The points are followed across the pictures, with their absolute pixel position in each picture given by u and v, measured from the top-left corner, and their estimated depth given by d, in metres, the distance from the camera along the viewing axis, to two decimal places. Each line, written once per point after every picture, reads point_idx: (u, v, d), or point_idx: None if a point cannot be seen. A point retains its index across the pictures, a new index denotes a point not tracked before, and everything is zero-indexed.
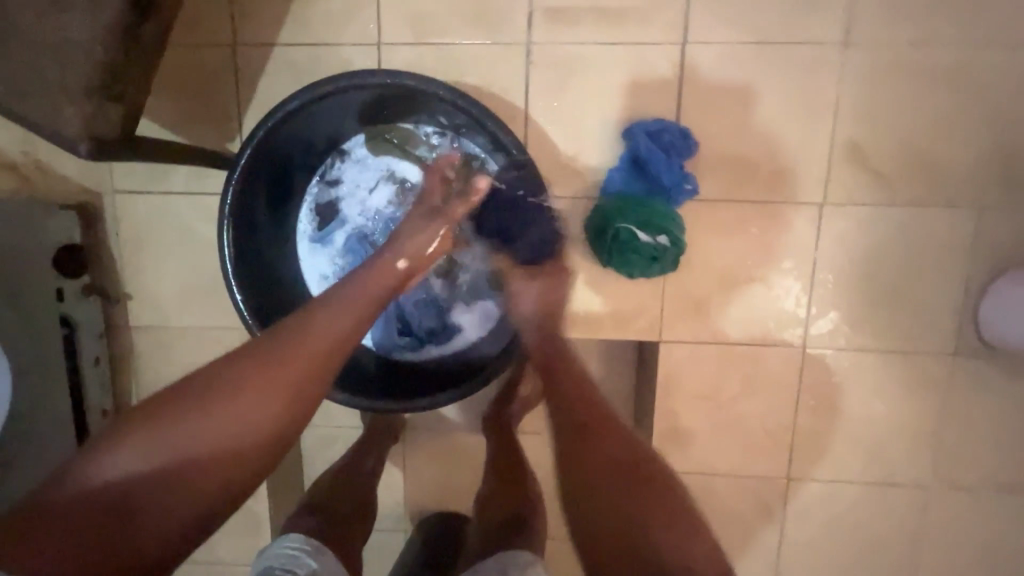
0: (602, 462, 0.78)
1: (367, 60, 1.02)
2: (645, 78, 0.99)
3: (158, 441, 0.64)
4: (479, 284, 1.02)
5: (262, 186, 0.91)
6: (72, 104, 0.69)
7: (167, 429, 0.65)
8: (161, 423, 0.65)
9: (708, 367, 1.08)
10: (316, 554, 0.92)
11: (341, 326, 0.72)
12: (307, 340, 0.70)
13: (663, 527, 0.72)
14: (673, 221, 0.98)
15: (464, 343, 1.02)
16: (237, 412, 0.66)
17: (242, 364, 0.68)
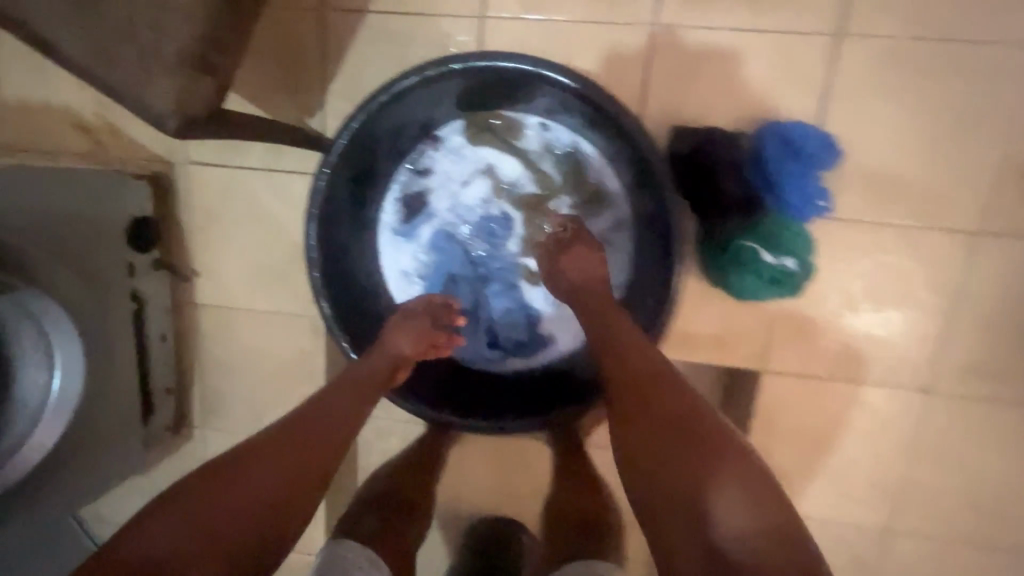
0: (665, 419, 0.66)
1: (465, 33, 0.91)
2: (784, 72, 0.86)
3: (201, 507, 0.64)
4: None
5: (350, 171, 0.83)
6: (165, 74, 0.61)
7: (190, 501, 0.64)
8: (190, 493, 0.65)
9: (813, 402, 0.97)
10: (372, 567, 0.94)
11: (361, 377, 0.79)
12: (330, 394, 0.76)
13: (731, 500, 0.61)
14: (803, 242, 0.85)
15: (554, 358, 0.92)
16: (272, 470, 0.68)
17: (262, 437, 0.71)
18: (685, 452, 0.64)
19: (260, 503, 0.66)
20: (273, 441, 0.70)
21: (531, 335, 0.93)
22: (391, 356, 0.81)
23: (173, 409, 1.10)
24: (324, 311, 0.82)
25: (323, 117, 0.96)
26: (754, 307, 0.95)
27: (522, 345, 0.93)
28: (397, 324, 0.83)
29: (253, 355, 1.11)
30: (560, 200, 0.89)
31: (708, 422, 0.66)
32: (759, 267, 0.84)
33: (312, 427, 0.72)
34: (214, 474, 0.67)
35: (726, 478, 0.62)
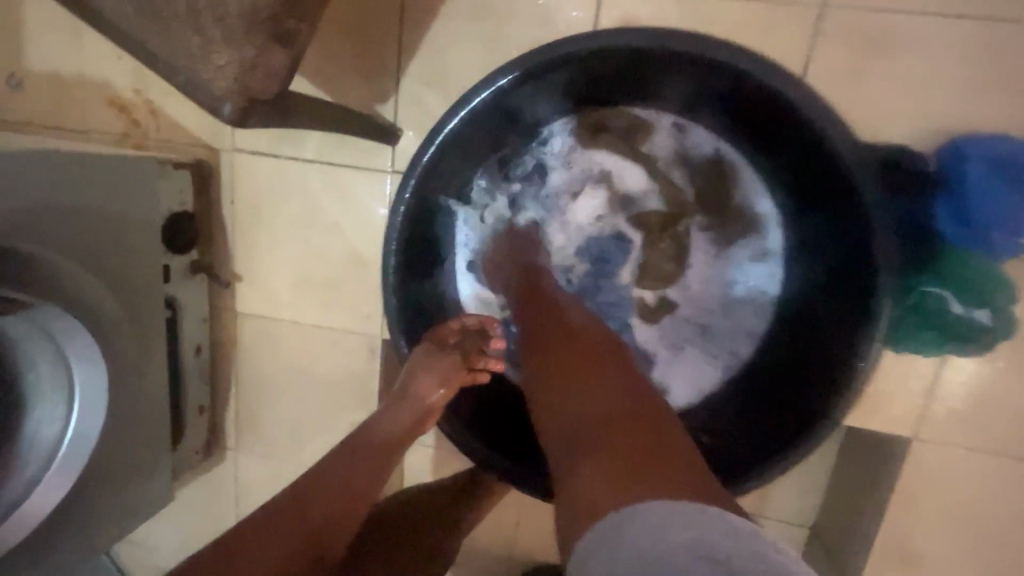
0: (539, 342, 0.61)
1: (579, 8, 0.74)
2: (994, 71, 0.67)
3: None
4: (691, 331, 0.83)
5: (449, 167, 0.74)
6: (226, 43, 0.46)
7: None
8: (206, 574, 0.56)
9: (973, 480, 0.79)
10: None
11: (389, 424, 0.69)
12: (354, 445, 0.67)
13: (585, 397, 0.52)
14: (1005, 289, 0.67)
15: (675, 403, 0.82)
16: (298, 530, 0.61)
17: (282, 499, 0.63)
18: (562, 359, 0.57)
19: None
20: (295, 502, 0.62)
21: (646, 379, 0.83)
22: (415, 408, 0.69)
23: (204, 430, 0.97)
24: (394, 320, 0.74)
25: (397, 105, 0.81)
26: (913, 362, 0.77)
27: None
28: (421, 364, 0.70)
29: (297, 375, 0.97)
30: (689, 218, 0.81)
31: (582, 336, 0.60)
32: (944, 322, 0.68)
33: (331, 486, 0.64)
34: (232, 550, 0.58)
35: (590, 379, 0.53)
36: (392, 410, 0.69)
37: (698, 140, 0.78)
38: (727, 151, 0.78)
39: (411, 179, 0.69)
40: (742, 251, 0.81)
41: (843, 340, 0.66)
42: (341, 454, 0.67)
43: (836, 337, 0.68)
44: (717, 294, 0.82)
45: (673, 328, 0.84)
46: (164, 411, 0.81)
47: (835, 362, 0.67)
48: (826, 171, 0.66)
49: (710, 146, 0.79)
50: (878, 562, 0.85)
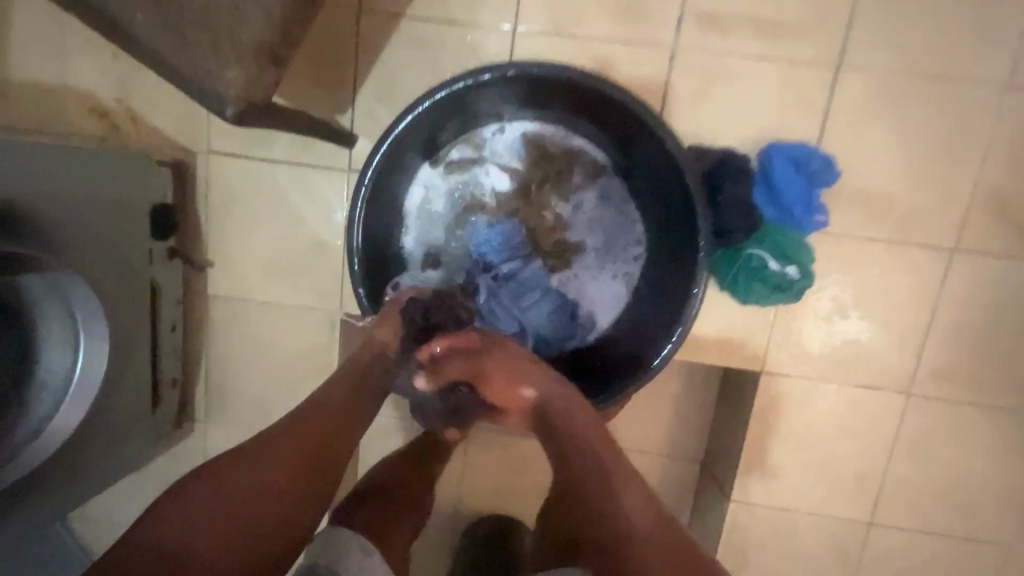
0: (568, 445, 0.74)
1: (499, 44, 0.96)
2: (792, 98, 0.94)
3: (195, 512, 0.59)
4: (597, 268, 1.02)
5: (393, 170, 0.92)
6: (235, 63, 0.63)
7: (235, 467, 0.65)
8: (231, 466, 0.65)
9: (805, 402, 1.05)
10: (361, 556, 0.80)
11: (351, 384, 0.77)
12: (320, 402, 0.73)
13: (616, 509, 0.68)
14: (805, 252, 0.92)
15: (605, 319, 1.01)
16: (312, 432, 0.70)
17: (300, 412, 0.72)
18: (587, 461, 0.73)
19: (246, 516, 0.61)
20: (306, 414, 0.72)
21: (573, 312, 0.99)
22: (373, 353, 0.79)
23: (176, 402, 1.08)
24: (359, 294, 0.89)
25: (353, 115, 0.99)
26: (757, 311, 1.02)
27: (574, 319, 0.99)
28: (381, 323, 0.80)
29: (265, 349, 1.10)
30: (545, 183, 1.01)
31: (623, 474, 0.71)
32: (766, 275, 0.92)
33: (302, 433, 0.69)
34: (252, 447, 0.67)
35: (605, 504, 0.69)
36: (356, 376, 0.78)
37: (520, 123, 0.99)
38: (535, 129, 0.99)
39: (366, 179, 0.86)
40: (597, 202, 1.01)
41: (682, 263, 0.91)
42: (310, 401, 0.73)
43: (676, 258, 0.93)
44: (596, 237, 1.01)
45: (578, 285, 1.02)
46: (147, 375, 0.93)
47: (674, 275, 0.93)
48: (644, 143, 0.90)
49: (526, 132, 0.99)
50: (744, 473, 1.08)
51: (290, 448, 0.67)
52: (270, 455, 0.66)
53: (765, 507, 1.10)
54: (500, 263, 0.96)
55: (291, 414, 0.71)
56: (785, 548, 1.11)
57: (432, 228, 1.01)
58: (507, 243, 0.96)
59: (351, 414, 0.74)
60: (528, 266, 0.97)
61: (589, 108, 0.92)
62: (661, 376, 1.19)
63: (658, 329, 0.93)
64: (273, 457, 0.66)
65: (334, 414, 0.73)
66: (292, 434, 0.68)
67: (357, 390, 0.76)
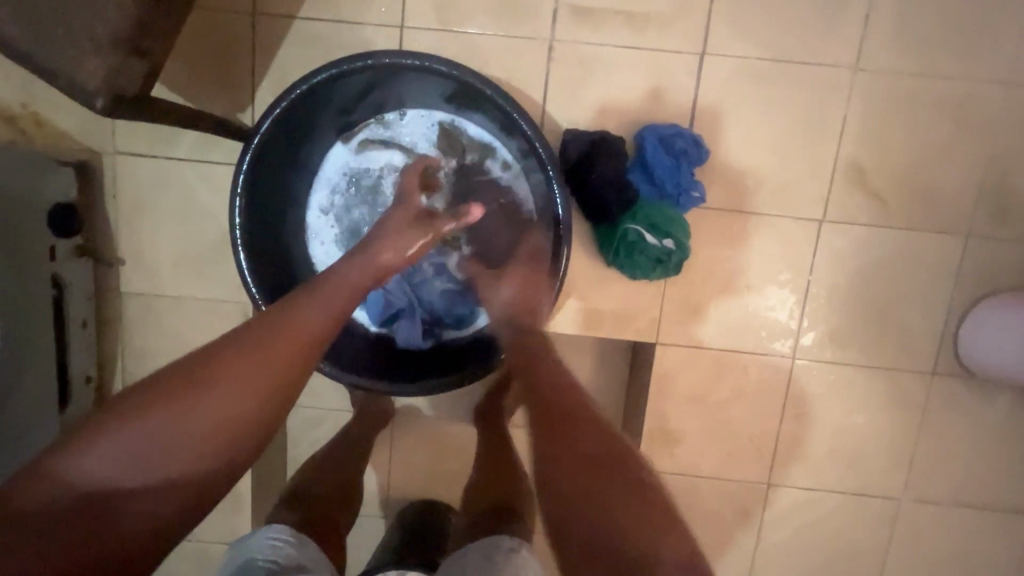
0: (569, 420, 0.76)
1: (389, 41, 1.01)
2: (664, 84, 1.01)
3: (132, 442, 0.57)
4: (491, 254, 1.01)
5: (279, 159, 0.92)
6: (94, 55, 0.66)
7: (191, 383, 0.59)
8: (190, 373, 0.60)
9: (700, 369, 1.11)
10: (300, 546, 0.85)
11: (245, 389, 0.61)
12: (289, 314, 0.65)
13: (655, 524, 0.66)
14: (681, 225, 0.99)
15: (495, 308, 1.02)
16: (280, 342, 0.63)
17: (269, 316, 0.65)
18: (604, 471, 0.70)
19: (205, 444, 0.59)
20: (271, 325, 0.64)
21: (464, 300, 1.02)
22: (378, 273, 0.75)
23: (91, 400, 1.10)
24: (246, 281, 0.89)
25: (254, 111, 1.03)
26: (648, 285, 1.08)
27: (460, 309, 1.02)
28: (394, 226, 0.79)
29: (180, 344, 1.13)
30: (445, 167, 1.00)
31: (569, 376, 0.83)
32: (644, 248, 0.98)
33: (255, 371, 0.61)
34: (213, 352, 0.61)
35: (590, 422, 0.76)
36: (262, 369, 0.62)
37: (423, 110, 0.99)
38: (438, 116, 0.99)
39: (243, 167, 0.86)
40: (498, 185, 1.00)
41: (551, 255, 0.94)
42: (172, 420, 0.58)
43: (552, 249, 0.94)
44: (492, 222, 1.00)
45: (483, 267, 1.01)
46: None
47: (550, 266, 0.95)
48: (523, 131, 0.90)
49: (427, 118, 0.99)
50: (648, 442, 1.14)
51: (245, 386, 0.61)
52: (223, 386, 0.60)
53: (671, 474, 1.15)
54: None
55: (146, 442, 0.57)
56: (692, 511, 1.17)
57: (329, 211, 1.01)
58: None
59: (299, 362, 0.64)
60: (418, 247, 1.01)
61: (477, 96, 0.91)
62: (573, 354, 1.24)
63: (535, 321, 0.91)
64: (234, 389, 0.60)
65: (218, 434, 0.60)
66: (258, 359, 0.62)
67: (250, 404, 0.61)
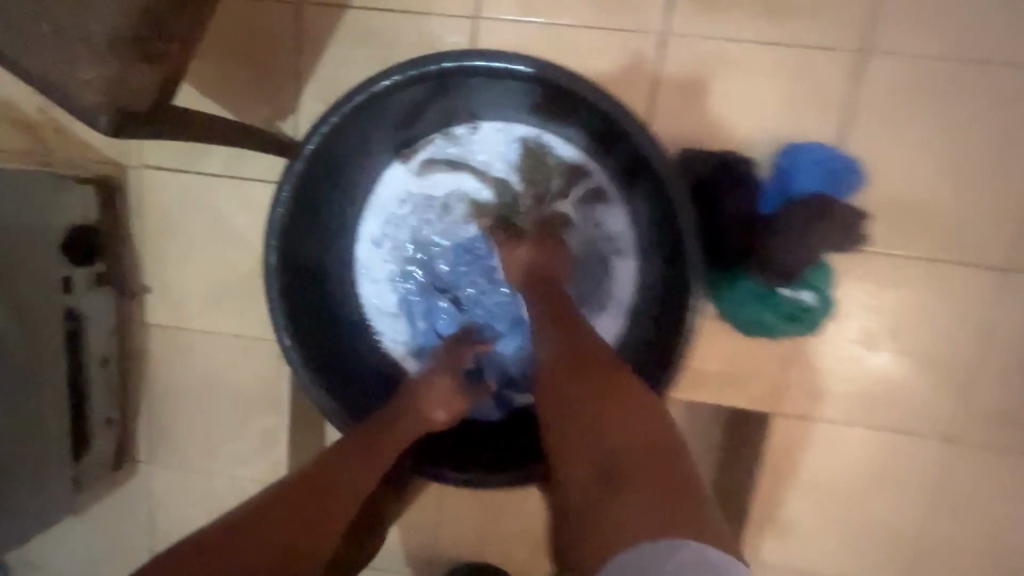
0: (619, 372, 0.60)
1: (459, 35, 0.82)
2: (809, 92, 0.78)
3: None
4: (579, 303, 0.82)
5: (328, 176, 0.76)
6: (93, 61, 0.50)
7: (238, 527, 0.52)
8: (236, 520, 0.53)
9: (829, 449, 0.89)
10: None
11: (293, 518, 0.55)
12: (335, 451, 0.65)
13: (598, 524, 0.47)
14: (823, 275, 0.78)
15: None
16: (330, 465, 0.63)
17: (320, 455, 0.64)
18: (626, 408, 0.54)
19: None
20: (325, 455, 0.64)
21: None
22: (416, 422, 0.72)
23: (113, 444, 0.98)
24: (278, 326, 0.72)
25: (298, 121, 0.86)
26: (768, 344, 0.86)
27: None
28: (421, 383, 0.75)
29: (211, 385, 0.99)
30: (523, 194, 0.81)
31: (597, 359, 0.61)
32: (775, 302, 0.77)
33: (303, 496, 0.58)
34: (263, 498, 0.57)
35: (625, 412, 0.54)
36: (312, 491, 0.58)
37: (502, 123, 0.79)
38: (521, 130, 0.79)
39: (285, 186, 0.69)
40: (593, 218, 0.80)
41: (673, 311, 0.75)
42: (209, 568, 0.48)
43: (673, 298, 0.74)
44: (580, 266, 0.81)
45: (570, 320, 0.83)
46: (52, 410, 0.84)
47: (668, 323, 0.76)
48: (633, 148, 0.70)
49: (506, 132, 0.80)
50: (758, 532, 0.92)
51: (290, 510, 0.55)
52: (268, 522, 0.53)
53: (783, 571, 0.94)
54: (462, 284, 0.83)
55: None
56: None
57: (382, 243, 0.83)
58: (471, 260, 0.82)
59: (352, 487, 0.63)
60: (488, 293, 0.83)
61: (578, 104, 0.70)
62: None
63: None
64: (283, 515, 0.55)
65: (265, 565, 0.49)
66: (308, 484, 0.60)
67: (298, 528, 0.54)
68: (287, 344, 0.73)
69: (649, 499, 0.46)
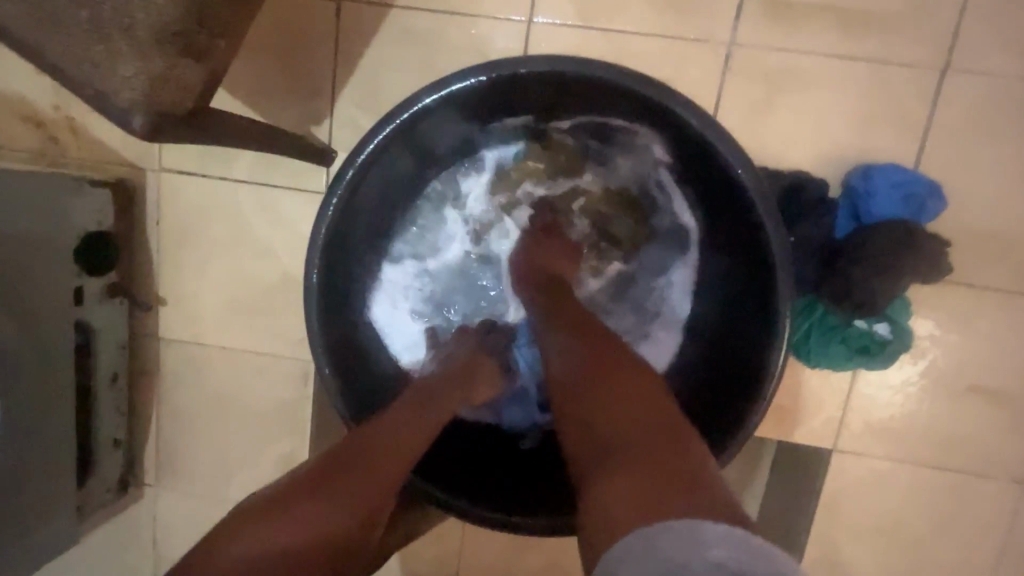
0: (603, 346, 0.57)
1: (511, 39, 0.77)
2: (886, 110, 0.74)
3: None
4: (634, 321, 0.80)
5: (376, 188, 0.70)
6: (132, 56, 0.45)
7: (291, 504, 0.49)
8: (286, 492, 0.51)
9: (892, 490, 0.83)
10: None
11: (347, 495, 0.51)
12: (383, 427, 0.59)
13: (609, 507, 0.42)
14: (898, 307, 0.73)
15: None
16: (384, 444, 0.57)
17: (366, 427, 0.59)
18: (635, 401, 0.51)
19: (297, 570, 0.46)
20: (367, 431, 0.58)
21: None
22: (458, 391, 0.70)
23: (119, 467, 0.91)
24: (316, 350, 0.65)
25: (331, 126, 0.81)
26: (830, 377, 0.81)
27: None
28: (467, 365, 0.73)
29: (224, 404, 0.92)
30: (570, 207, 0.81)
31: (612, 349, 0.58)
32: (846, 334, 0.72)
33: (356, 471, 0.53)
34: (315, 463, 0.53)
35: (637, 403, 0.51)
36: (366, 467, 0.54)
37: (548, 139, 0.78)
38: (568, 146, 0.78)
39: (335, 195, 0.63)
40: (635, 240, 0.80)
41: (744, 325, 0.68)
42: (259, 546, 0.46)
43: (742, 314, 0.69)
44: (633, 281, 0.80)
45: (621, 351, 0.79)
46: (57, 432, 0.77)
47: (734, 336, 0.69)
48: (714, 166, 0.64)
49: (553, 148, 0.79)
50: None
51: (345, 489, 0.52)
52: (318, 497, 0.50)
53: None
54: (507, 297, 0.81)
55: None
56: None
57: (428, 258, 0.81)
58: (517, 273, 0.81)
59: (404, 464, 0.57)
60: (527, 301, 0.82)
61: (618, 124, 0.71)
62: None
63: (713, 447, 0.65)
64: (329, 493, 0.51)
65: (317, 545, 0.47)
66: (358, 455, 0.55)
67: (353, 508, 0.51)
68: (325, 371, 0.65)
69: (668, 493, 0.41)
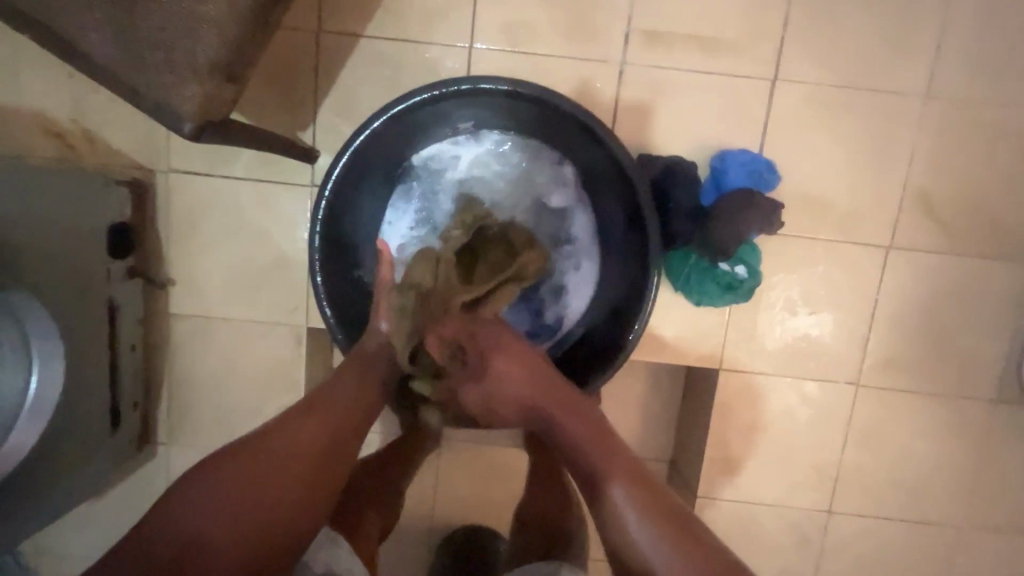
0: (579, 451, 0.76)
1: (456, 60, 0.99)
2: (735, 110, 1.00)
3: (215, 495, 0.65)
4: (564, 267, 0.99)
5: (361, 175, 0.91)
6: (191, 83, 0.65)
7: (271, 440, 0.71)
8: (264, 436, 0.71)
9: (763, 396, 1.09)
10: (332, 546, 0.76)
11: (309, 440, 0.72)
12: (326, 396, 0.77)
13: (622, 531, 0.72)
14: (752, 252, 0.99)
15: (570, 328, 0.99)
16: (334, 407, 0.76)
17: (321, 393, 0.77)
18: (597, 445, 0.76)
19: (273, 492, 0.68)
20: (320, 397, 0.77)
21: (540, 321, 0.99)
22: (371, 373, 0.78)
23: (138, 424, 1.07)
24: (319, 295, 0.87)
25: (314, 131, 1.00)
26: (711, 312, 1.06)
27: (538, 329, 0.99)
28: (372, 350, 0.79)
29: (228, 367, 1.09)
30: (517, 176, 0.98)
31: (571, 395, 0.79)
32: (715, 274, 0.98)
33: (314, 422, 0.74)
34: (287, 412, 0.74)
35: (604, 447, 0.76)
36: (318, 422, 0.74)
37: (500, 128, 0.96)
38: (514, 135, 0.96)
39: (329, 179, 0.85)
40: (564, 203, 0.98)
41: (633, 267, 0.92)
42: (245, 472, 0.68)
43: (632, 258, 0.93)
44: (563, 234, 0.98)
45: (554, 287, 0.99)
46: (94, 388, 0.94)
47: (631, 273, 0.93)
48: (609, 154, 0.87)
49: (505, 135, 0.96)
50: (710, 469, 1.11)
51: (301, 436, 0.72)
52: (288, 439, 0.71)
53: (731, 502, 1.13)
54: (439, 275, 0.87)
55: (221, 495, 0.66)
56: (751, 540, 1.15)
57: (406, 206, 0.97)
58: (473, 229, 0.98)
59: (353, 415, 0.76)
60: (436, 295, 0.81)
61: (544, 126, 0.93)
62: (626, 379, 1.21)
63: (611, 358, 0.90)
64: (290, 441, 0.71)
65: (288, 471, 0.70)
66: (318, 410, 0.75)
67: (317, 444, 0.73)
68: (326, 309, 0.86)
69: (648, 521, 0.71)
